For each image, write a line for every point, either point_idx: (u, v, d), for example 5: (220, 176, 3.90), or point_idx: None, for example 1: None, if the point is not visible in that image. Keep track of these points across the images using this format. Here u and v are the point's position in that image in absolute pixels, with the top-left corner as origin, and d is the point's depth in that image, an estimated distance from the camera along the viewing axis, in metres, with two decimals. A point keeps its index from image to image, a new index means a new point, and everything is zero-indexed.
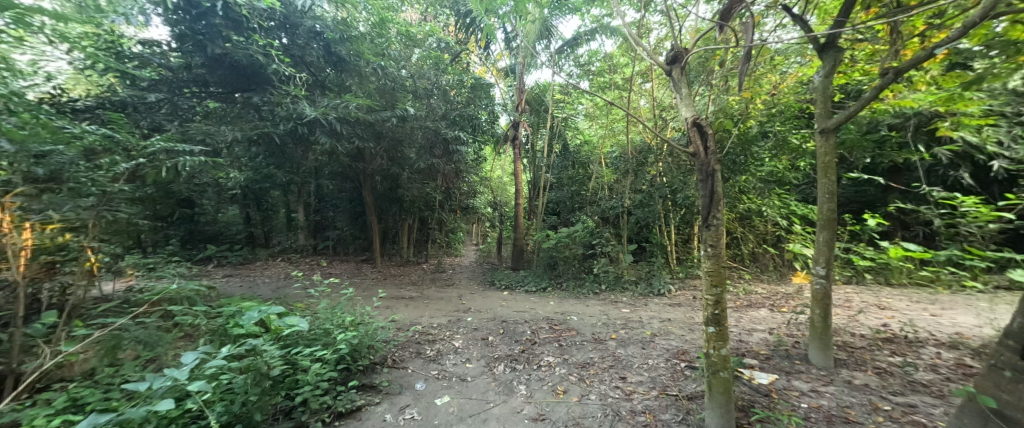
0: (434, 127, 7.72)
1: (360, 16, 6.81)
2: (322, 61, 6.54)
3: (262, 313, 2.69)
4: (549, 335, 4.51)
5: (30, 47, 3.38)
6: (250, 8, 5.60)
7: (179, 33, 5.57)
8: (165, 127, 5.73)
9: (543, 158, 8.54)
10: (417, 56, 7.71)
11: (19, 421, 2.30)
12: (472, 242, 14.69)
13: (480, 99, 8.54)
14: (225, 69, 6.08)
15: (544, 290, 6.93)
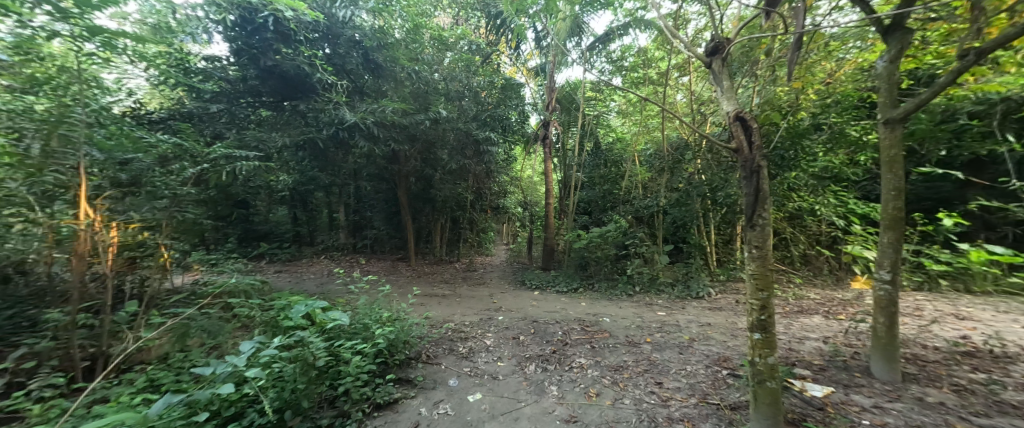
0: (465, 128, 7.82)
1: (396, 23, 6.96)
2: (361, 68, 6.93)
3: (309, 308, 2.95)
4: (581, 336, 4.45)
5: (115, 66, 3.82)
6: (298, 22, 6.08)
7: (236, 48, 6.16)
8: (224, 135, 6.37)
9: (574, 157, 8.44)
10: (449, 59, 7.73)
11: (107, 397, 2.63)
12: (503, 242, 14.79)
13: (511, 99, 8.43)
14: (276, 79, 6.61)
15: (575, 290, 6.84)
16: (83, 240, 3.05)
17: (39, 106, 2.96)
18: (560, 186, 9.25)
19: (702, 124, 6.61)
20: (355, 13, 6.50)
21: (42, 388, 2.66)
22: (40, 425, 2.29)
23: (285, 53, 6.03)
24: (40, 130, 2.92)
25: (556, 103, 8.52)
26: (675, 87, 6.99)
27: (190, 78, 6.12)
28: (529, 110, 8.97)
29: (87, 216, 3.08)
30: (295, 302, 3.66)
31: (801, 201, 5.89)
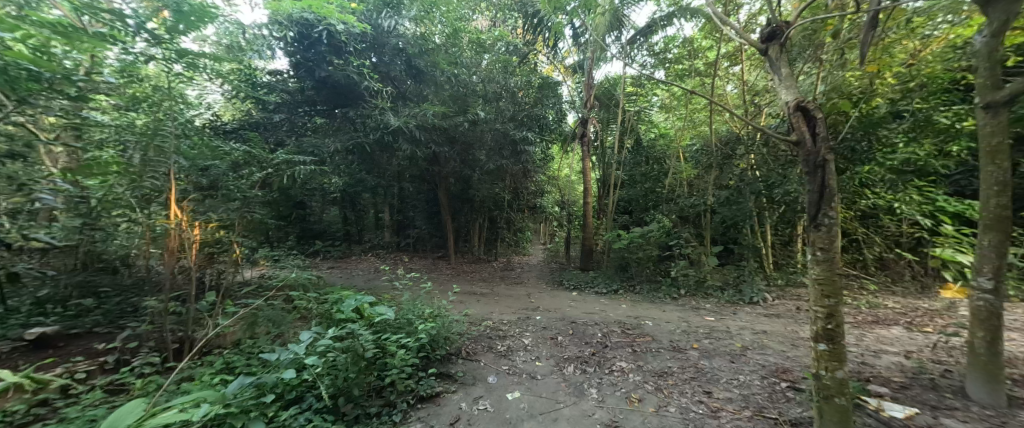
0: (502, 128, 7.84)
1: (437, 29, 7.28)
2: (404, 74, 7.46)
3: (358, 302, 3.15)
4: (622, 340, 4.32)
5: (197, 83, 4.36)
6: (348, 34, 6.73)
7: (295, 62, 6.98)
8: (285, 142, 7.15)
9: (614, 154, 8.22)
10: (487, 62, 7.78)
11: (192, 376, 2.99)
12: (541, 242, 14.76)
13: (548, 98, 8.38)
14: (328, 88, 7.32)
15: (615, 292, 6.64)
16: (173, 238, 3.32)
17: (140, 121, 3.57)
18: (599, 185, 9.02)
19: (754, 115, 6.12)
20: (399, 23, 6.97)
21: (141, 366, 3.08)
22: (141, 397, 2.67)
23: (336, 64, 6.64)
24: (140, 144, 3.42)
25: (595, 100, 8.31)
26: (725, 77, 6.55)
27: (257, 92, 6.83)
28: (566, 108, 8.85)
29: (178, 218, 3.34)
30: (346, 296, 3.88)
31: (876, 198, 5.31)
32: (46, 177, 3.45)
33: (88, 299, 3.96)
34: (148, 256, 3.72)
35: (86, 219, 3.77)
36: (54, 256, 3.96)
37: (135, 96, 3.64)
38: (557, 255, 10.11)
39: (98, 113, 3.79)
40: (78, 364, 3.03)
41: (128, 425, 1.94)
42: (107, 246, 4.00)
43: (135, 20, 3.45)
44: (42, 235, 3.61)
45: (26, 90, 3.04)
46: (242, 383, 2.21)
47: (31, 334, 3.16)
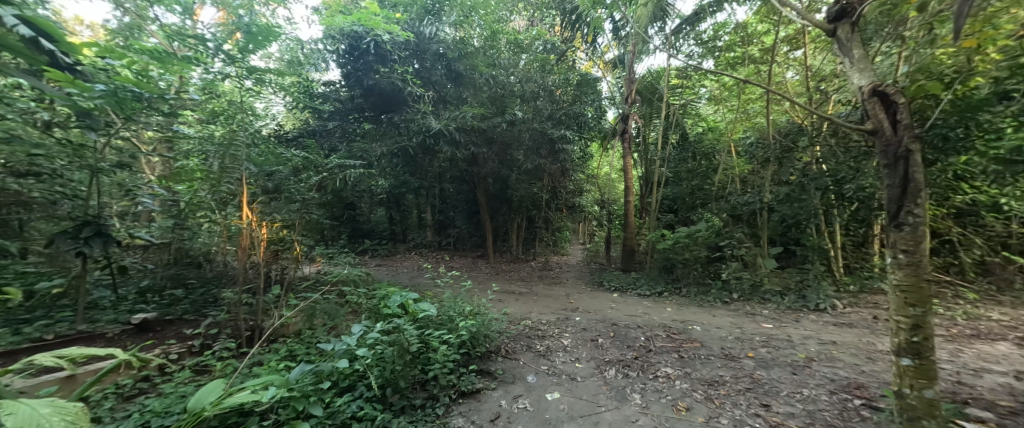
0: (540, 128, 7.67)
1: (475, 33, 7.62)
2: (444, 78, 7.85)
3: (402, 298, 3.34)
4: (667, 344, 4.13)
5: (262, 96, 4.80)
6: (393, 43, 7.18)
7: (346, 72, 7.58)
8: (337, 147, 8.11)
9: (658, 150, 7.87)
10: (525, 62, 7.73)
11: (262, 361, 3.30)
12: (580, 242, 14.47)
13: (587, 95, 7.95)
14: (375, 97, 7.89)
15: (659, 295, 6.34)
16: (245, 237, 3.55)
17: (217, 133, 4.07)
18: (642, 182, 8.68)
19: (819, 103, 5.57)
20: (439, 29, 7.48)
21: (221, 350, 3.43)
22: (221, 377, 3.02)
23: (382, 72, 7.23)
24: (219, 152, 3.88)
25: (637, 95, 7.94)
26: (785, 63, 6.02)
27: (314, 102, 7.76)
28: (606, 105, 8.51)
29: (249, 218, 3.61)
30: (392, 292, 4.07)
31: (976, 193, 4.62)
32: (145, 185, 4.30)
33: (178, 289, 4.46)
34: (224, 253, 4.16)
35: (177, 220, 4.41)
36: (149, 251, 4.62)
37: (213, 111, 4.17)
38: (598, 255, 9.82)
39: (184, 125, 4.39)
40: (172, 346, 3.48)
41: (211, 401, 2.20)
42: (193, 242, 4.58)
43: (214, 42, 3.88)
44: (142, 234, 4.16)
45: (131, 109, 3.59)
46: (302, 369, 2.48)
47: (135, 318, 3.67)
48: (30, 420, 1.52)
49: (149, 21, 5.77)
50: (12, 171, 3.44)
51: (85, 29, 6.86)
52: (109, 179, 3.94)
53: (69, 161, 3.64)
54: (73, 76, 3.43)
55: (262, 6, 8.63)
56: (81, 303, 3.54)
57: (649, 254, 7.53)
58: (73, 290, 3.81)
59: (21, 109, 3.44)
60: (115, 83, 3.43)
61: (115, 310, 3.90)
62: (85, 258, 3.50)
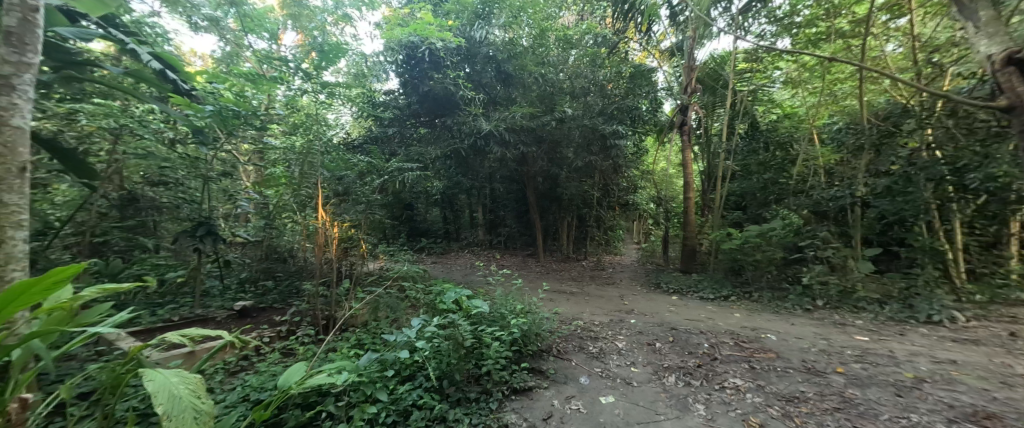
0: (591, 124, 7.33)
1: (524, 32, 7.70)
2: (494, 80, 8.12)
3: (456, 294, 3.50)
4: (736, 353, 3.80)
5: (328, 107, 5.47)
6: (446, 50, 8.06)
7: (405, 81, 8.76)
8: (397, 151, 8.75)
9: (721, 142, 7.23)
10: (574, 57, 7.49)
11: (336, 348, 3.60)
12: (635, 242, 13.84)
13: (642, 87, 7.51)
14: (430, 101, 8.75)
15: (725, 299, 5.83)
16: (320, 235, 3.86)
17: (296, 142, 4.76)
18: (704, 177, 8.07)
19: (930, 79, 4.76)
20: (489, 32, 7.79)
21: (303, 335, 3.82)
22: (303, 360, 3.37)
23: (436, 77, 8.14)
24: (300, 160, 4.64)
25: (697, 83, 7.36)
26: (883, 35, 5.21)
27: (376, 110, 8.85)
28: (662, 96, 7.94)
29: (324, 219, 3.96)
30: (448, 289, 4.23)
31: None
32: (242, 190, 5.02)
33: (268, 281, 4.93)
34: (304, 249, 4.61)
35: (268, 220, 5.04)
36: (246, 247, 5.21)
37: (294, 123, 4.95)
38: (654, 255, 9.28)
39: (271, 138, 5.01)
40: (264, 330, 3.97)
41: (296, 380, 2.47)
42: (281, 239, 5.05)
43: (293, 61, 4.89)
44: (241, 232, 4.80)
45: (232, 125, 4.24)
46: (371, 358, 2.88)
47: (236, 306, 4.24)
48: (163, 387, 1.83)
49: (244, 48, 7.27)
50: (150, 181, 4.45)
51: (197, 59, 8.13)
52: (216, 184, 4.74)
53: (188, 171, 4.51)
54: (191, 100, 4.04)
55: (332, 26, 9.53)
56: (197, 291, 4.20)
57: (713, 254, 6.95)
58: (191, 279, 4.52)
59: (153, 129, 4.17)
60: (221, 104, 4.11)
61: (222, 298, 4.55)
62: (200, 253, 4.16)
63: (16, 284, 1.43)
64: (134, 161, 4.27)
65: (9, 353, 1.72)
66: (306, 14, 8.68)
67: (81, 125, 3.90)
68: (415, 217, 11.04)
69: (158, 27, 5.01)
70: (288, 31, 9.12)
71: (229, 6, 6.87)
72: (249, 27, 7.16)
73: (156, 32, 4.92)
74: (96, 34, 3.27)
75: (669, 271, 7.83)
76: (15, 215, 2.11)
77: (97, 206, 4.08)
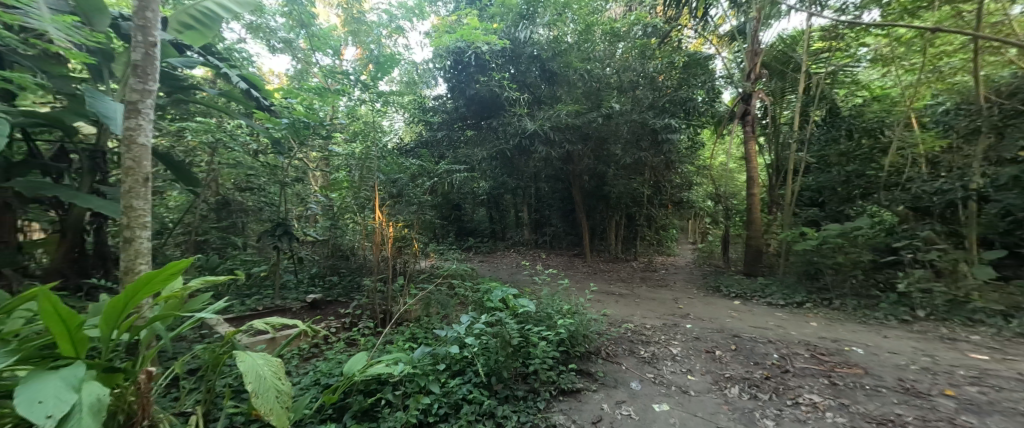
0: (640, 119, 7.04)
1: (569, 29, 7.64)
2: (539, 79, 8.16)
3: (503, 293, 3.56)
4: (812, 366, 3.41)
5: (381, 113, 5.97)
6: (491, 53, 8.26)
7: (452, 86, 9.19)
8: (446, 154, 9.08)
9: (792, 131, 6.52)
10: (622, 50, 7.25)
11: (392, 340, 3.82)
12: (691, 242, 13.04)
13: (697, 76, 7.07)
14: (476, 104, 9.05)
15: (799, 305, 5.25)
16: (377, 234, 4.13)
17: (358, 148, 5.15)
18: (772, 171, 7.33)
19: None
20: (533, 31, 7.88)
21: (363, 327, 4.09)
22: (364, 349, 3.63)
23: (482, 80, 8.40)
24: (360, 165, 5.04)
25: (763, 69, 6.71)
26: None
27: (426, 115, 9.35)
28: (720, 85, 7.35)
29: (381, 220, 4.25)
30: (495, 287, 4.29)
31: None
32: (312, 194, 5.55)
33: (334, 276, 5.36)
34: (363, 248, 4.94)
35: (333, 221, 5.50)
36: (315, 245, 5.65)
37: (354, 130, 5.35)
38: (713, 257, 8.64)
39: (336, 146, 5.48)
40: (331, 321, 4.34)
41: (359, 369, 2.68)
42: (343, 239, 5.40)
43: (354, 76, 5.73)
44: (310, 232, 5.29)
45: (303, 134, 4.76)
46: (423, 351, 3.06)
47: (307, 298, 4.67)
48: (252, 368, 2.10)
49: (312, 65, 8.06)
50: (239, 187, 5.08)
51: (275, 78, 9.14)
52: (290, 189, 5.28)
53: (267, 177, 5.03)
54: (270, 114, 4.80)
55: (387, 38, 10.26)
56: (276, 284, 4.70)
57: (783, 256, 6.31)
58: (271, 274, 5.08)
59: (241, 142, 4.69)
60: (293, 116, 4.66)
61: (297, 290, 5.05)
62: (279, 250, 4.66)
63: (140, 275, 1.73)
64: (227, 170, 4.95)
65: (138, 332, 2.07)
66: (364, 30, 9.67)
67: (186, 141, 4.64)
68: (463, 217, 11.33)
69: (244, 52, 5.74)
70: (349, 46, 9.96)
71: (301, 29, 7.92)
72: (317, 46, 8.20)
73: (242, 57, 5.61)
74: (199, 62, 3.92)
75: (731, 273, 7.24)
76: (141, 218, 2.59)
77: (199, 209, 4.76)
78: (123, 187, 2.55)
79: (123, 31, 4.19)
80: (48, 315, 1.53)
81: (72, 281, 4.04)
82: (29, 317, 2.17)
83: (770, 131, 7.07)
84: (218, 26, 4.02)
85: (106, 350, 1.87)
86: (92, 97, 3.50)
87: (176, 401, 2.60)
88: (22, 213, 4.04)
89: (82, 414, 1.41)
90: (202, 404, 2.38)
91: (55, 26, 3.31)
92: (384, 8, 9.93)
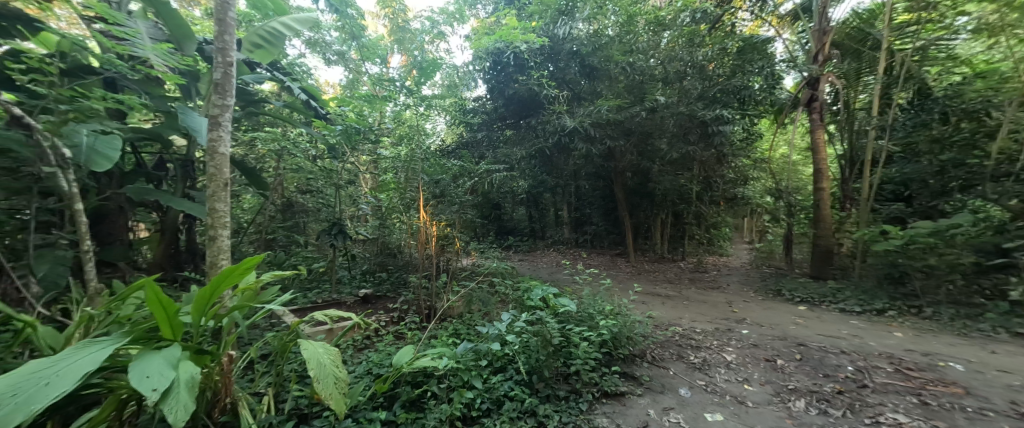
0: (688, 111, 6.66)
1: (610, 21, 7.44)
2: (578, 75, 8.07)
3: (543, 292, 3.57)
4: (896, 383, 3.02)
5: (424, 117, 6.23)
6: (530, 52, 8.29)
7: (491, 87, 9.36)
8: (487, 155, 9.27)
9: (870, 117, 5.80)
10: (668, 40, 6.93)
11: (437, 334, 3.96)
12: (747, 242, 12.10)
13: (753, 62, 6.34)
14: (515, 103, 9.15)
15: (881, 313, 4.67)
16: (422, 233, 4.30)
17: (405, 151, 5.40)
18: (845, 162, 6.59)
19: None
20: (573, 26, 7.80)
21: (410, 322, 4.27)
22: (410, 343, 3.79)
23: (521, 79, 8.45)
24: (405, 167, 5.32)
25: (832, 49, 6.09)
26: None
27: (467, 117, 9.60)
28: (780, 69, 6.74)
29: (425, 219, 4.42)
30: (535, 286, 4.27)
31: None
32: (362, 195, 5.88)
33: (383, 272, 5.66)
34: (409, 246, 5.17)
35: (380, 221, 5.78)
36: (366, 243, 5.99)
37: (400, 134, 5.69)
38: (773, 258, 7.96)
39: (383, 149, 5.88)
40: (381, 315, 4.58)
41: (407, 361, 2.82)
42: (391, 237, 5.66)
43: (402, 85, 6.42)
44: (363, 231, 5.63)
45: (354, 140, 5.31)
46: (466, 347, 3.14)
47: (360, 293, 4.98)
48: (314, 355, 2.30)
49: (361, 74, 8.61)
50: (301, 190, 5.54)
51: (329, 88, 9.84)
52: (345, 190, 5.68)
53: (324, 180, 5.45)
54: (327, 122, 5.41)
55: (429, 44, 10.74)
56: (333, 279, 5.07)
57: (858, 257, 5.66)
58: (328, 270, 5.48)
59: (302, 149, 5.13)
60: (347, 124, 5.22)
61: (351, 285, 5.41)
62: (335, 247, 5.02)
63: (223, 268, 1.96)
64: (291, 174, 5.41)
65: (221, 320, 2.33)
66: (408, 37, 10.25)
67: (257, 149, 5.15)
68: (503, 216, 11.41)
69: (304, 65, 6.26)
70: (395, 54, 10.51)
71: (352, 41, 8.49)
72: (366, 56, 8.75)
73: (302, 70, 6.13)
74: (266, 76, 4.35)
75: (795, 275, 6.62)
76: (222, 218, 2.92)
77: (268, 210, 5.27)
78: (208, 191, 2.89)
79: (208, 54, 4.77)
80: (156, 302, 1.79)
81: (170, 273, 4.68)
82: (138, 305, 2.54)
83: (842, 118, 6.35)
84: (282, 44, 4.41)
85: (197, 334, 2.12)
86: (183, 113, 4.02)
87: (252, 382, 2.90)
88: (131, 215, 4.72)
89: (181, 389, 1.62)
90: (272, 387, 2.63)
91: (155, 53, 3.86)
92: (427, 16, 10.40)
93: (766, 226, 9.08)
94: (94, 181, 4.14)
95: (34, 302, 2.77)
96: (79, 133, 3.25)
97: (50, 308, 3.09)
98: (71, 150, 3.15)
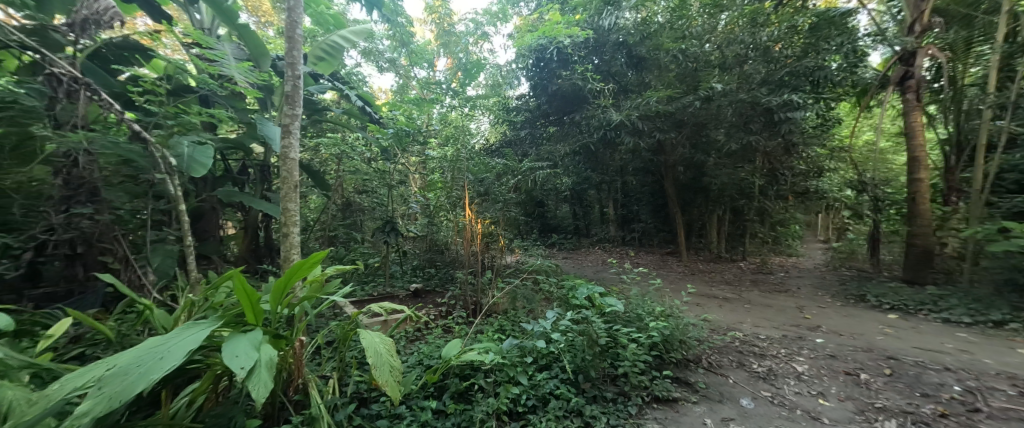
0: (750, 97, 6.08)
1: (659, 8, 7.07)
2: (625, 67, 7.82)
3: (588, 291, 3.50)
4: (1020, 409, 2.54)
5: (468, 117, 6.38)
6: (573, 46, 8.21)
7: (534, 84, 9.35)
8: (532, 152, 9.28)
9: (986, 94, 4.90)
10: (726, 21, 6.42)
11: (483, 330, 4.03)
12: (822, 241, 10.84)
13: (828, 38, 5.68)
14: (559, 99, 9.03)
15: (1000, 325, 3.94)
16: (467, 230, 4.41)
17: (451, 152, 5.59)
18: (951, 147, 5.63)
19: None
20: (619, 16, 7.55)
21: (457, 317, 4.39)
22: (456, 337, 3.91)
23: (565, 74, 8.33)
24: (452, 166, 5.51)
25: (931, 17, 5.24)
26: None
27: (510, 115, 9.69)
28: (865, 45, 5.89)
29: (470, 217, 4.54)
30: (580, 284, 4.18)
31: None
32: (412, 194, 6.15)
33: (432, 268, 5.87)
34: (455, 243, 5.33)
35: (429, 219, 6.02)
36: (416, 240, 6.27)
37: (445, 135, 6.00)
38: (855, 258, 7.06)
39: (430, 150, 6.24)
40: (430, 309, 4.77)
41: (456, 354, 2.91)
42: (439, 234, 5.89)
43: (449, 87, 6.63)
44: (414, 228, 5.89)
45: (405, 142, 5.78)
46: (512, 343, 3.15)
47: (411, 287, 5.23)
48: (372, 345, 2.44)
49: (410, 79, 9.02)
50: (358, 190, 5.93)
51: (382, 94, 10.40)
52: (396, 190, 6.01)
53: (378, 181, 5.80)
54: (380, 125, 5.81)
55: (474, 45, 10.95)
56: (387, 273, 5.37)
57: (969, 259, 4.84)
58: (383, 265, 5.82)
59: (359, 152, 5.51)
60: (398, 128, 5.68)
61: (403, 279, 5.70)
62: (388, 244, 5.32)
63: (294, 262, 2.15)
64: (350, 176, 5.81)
65: (294, 309, 2.57)
66: (453, 41, 10.58)
67: (320, 154, 5.60)
68: (546, 214, 11.31)
69: (360, 74, 6.69)
70: (441, 57, 10.87)
71: (402, 48, 8.92)
72: (414, 61, 9.17)
73: (358, 78, 6.56)
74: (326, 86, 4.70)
75: (883, 279, 5.80)
76: (293, 218, 3.22)
77: (331, 209, 5.72)
78: (281, 193, 3.19)
79: (280, 68, 5.28)
80: (242, 291, 2.01)
81: (252, 266, 5.28)
82: (228, 293, 2.89)
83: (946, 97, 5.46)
84: (341, 55, 4.74)
85: (275, 321, 2.35)
86: (261, 123, 4.49)
87: (319, 366, 3.17)
88: (221, 214, 5.37)
89: (263, 369, 1.81)
90: (337, 371, 2.85)
91: (238, 70, 4.39)
92: (471, 18, 10.61)
93: (845, 223, 8.08)
94: (194, 185, 4.76)
95: (151, 289, 3.29)
96: (182, 145, 3.78)
97: (162, 294, 3.64)
98: (174, 159, 3.66)
